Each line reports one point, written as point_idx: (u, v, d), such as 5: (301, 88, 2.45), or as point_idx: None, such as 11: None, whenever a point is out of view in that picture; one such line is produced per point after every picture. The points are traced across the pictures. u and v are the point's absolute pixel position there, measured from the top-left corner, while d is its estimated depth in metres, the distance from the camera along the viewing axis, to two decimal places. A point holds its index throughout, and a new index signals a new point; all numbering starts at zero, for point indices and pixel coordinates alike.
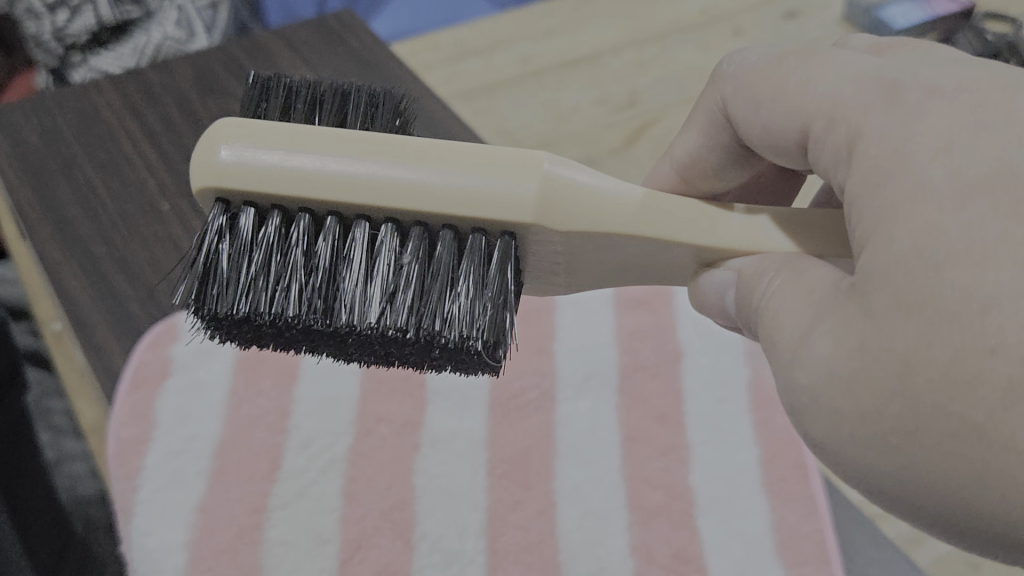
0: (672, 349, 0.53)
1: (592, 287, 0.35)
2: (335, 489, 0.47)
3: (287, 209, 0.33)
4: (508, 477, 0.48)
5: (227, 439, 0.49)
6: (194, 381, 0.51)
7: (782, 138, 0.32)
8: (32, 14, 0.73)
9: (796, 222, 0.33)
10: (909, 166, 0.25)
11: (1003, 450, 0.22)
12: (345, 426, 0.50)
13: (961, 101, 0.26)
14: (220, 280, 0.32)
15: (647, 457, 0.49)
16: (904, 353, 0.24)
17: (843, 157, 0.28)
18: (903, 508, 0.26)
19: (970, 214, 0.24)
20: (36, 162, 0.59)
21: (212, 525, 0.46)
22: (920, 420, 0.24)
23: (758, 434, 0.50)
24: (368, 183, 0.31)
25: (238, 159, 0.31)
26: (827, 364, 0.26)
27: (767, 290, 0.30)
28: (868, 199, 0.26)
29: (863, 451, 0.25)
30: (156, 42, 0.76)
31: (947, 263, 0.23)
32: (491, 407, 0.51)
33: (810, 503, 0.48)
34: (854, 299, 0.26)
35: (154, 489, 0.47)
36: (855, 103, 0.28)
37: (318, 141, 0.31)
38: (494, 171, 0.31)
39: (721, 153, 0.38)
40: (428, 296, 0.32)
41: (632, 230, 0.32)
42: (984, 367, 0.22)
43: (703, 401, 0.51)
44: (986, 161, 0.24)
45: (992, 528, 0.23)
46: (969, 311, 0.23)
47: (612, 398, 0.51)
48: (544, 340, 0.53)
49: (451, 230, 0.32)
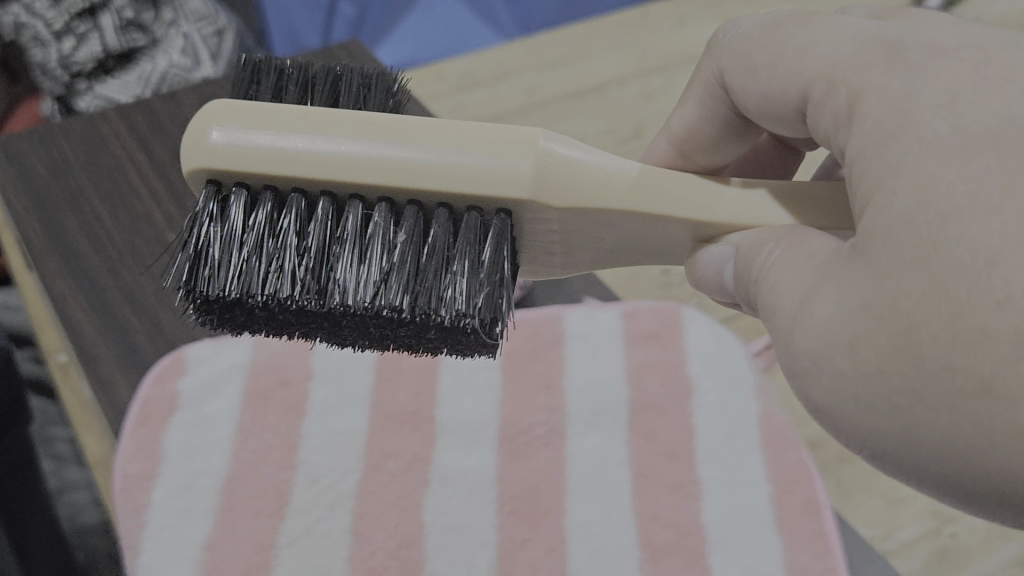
0: (683, 385, 0.53)
1: (589, 263, 0.34)
2: (343, 526, 0.47)
3: (278, 190, 0.31)
4: (517, 514, 0.48)
5: (235, 475, 0.49)
6: (201, 416, 0.51)
7: (780, 105, 0.30)
8: (38, 41, 0.74)
9: (795, 194, 0.31)
10: (911, 121, 0.24)
11: (1012, 407, 0.21)
12: (352, 462, 0.49)
13: (963, 58, 0.25)
14: (211, 263, 0.30)
15: (658, 494, 0.48)
16: (908, 310, 0.22)
17: (843, 119, 0.26)
18: (908, 473, 0.24)
19: (975, 166, 0.22)
20: (42, 191, 0.63)
21: (219, 563, 0.45)
22: (928, 379, 0.22)
23: (769, 470, 0.50)
24: (360, 161, 0.29)
25: (226, 138, 0.29)
26: (828, 326, 0.24)
27: (766, 264, 0.28)
28: (870, 157, 0.25)
29: (866, 414, 0.24)
30: (162, 69, 0.77)
31: (950, 219, 0.22)
32: (500, 442, 0.50)
33: (821, 543, 0.47)
34: (857, 258, 0.24)
35: (161, 526, 0.46)
36: (855, 64, 0.26)
37: (306, 119, 0.29)
38: (491, 146, 0.29)
39: (720, 125, 0.36)
40: (425, 275, 0.30)
41: (628, 205, 0.30)
42: (989, 322, 0.21)
43: (713, 436, 0.51)
44: (990, 116, 0.23)
45: (1004, 491, 0.22)
46: (972, 265, 0.21)
47: (622, 434, 0.51)
48: (554, 373, 0.53)
49: (447, 208, 0.30)
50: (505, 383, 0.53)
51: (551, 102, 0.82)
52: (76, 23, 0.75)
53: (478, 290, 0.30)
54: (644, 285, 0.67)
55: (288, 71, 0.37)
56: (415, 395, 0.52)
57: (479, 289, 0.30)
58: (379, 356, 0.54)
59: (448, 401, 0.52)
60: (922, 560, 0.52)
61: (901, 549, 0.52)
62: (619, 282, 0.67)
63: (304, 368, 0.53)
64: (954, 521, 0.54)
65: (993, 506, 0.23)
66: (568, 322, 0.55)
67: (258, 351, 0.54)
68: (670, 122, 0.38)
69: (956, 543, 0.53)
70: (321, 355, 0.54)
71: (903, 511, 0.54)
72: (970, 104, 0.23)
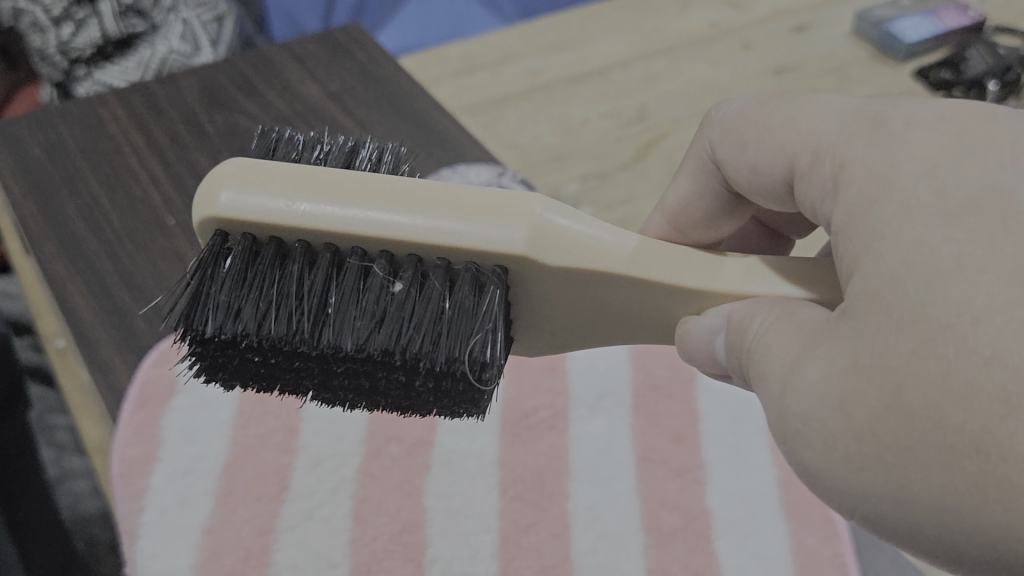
0: (688, 368, 0.52)
1: (583, 334, 0.35)
2: (345, 510, 0.46)
3: (284, 242, 0.32)
4: (520, 498, 0.47)
5: (235, 459, 0.48)
6: (200, 400, 0.51)
7: (769, 178, 0.34)
8: (37, 27, 0.75)
9: (789, 268, 0.33)
10: (896, 188, 0.26)
11: (1002, 460, 0.22)
12: (354, 446, 0.49)
13: (942, 129, 0.27)
14: (209, 304, 0.31)
15: (664, 477, 0.47)
16: (898, 371, 0.24)
17: (829, 188, 0.29)
18: (898, 539, 0.26)
19: (958, 230, 0.24)
20: (41, 177, 0.65)
21: (219, 548, 0.45)
22: (917, 437, 0.23)
23: (776, 454, 0.49)
24: (365, 223, 0.30)
25: (240, 200, 0.31)
26: (819, 386, 0.26)
27: (758, 331, 0.30)
28: (856, 225, 0.27)
29: (858, 475, 0.25)
30: (161, 56, 0.77)
31: (937, 279, 0.24)
32: (503, 426, 0.50)
33: (828, 526, 0.46)
34: (845, 327, 0.26)
35: (159, 511, 0.46)
36: (840, 136, 0.29)
37: (317, 183, 0.31)
38: (494, 214, 0.31)
39: (710, 201, 0.40)
40: (417, 322, 0.31)
41: (627, 270, 0.32)
42: (975, 379, 0.23)
43: (719, 420, 0.50)
44: (972, 182, 0.25)
45: (998, 548, 0.23)
46: (958, 324, 0.23)
47: (626, 417, 0.50)
48: (557, 356, 0.52)
49: (445, 264, 0.32)
50: (508, 367, 0.52)
51: (553, 85, 0.81)
52: (73, 9, 0.76)
53: (468, 335, 0.31)
54: None
55: (306, 142, 0.39)
56: None
57: (472, 333, 0.31)
58: None
59: None
60: None
61: None
62: None
63: None
64: None
65: (982, 565, 0.24)
66: None
67: None
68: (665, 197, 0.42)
69: None
70: None
71: None
72: (951, 170, 0.26)
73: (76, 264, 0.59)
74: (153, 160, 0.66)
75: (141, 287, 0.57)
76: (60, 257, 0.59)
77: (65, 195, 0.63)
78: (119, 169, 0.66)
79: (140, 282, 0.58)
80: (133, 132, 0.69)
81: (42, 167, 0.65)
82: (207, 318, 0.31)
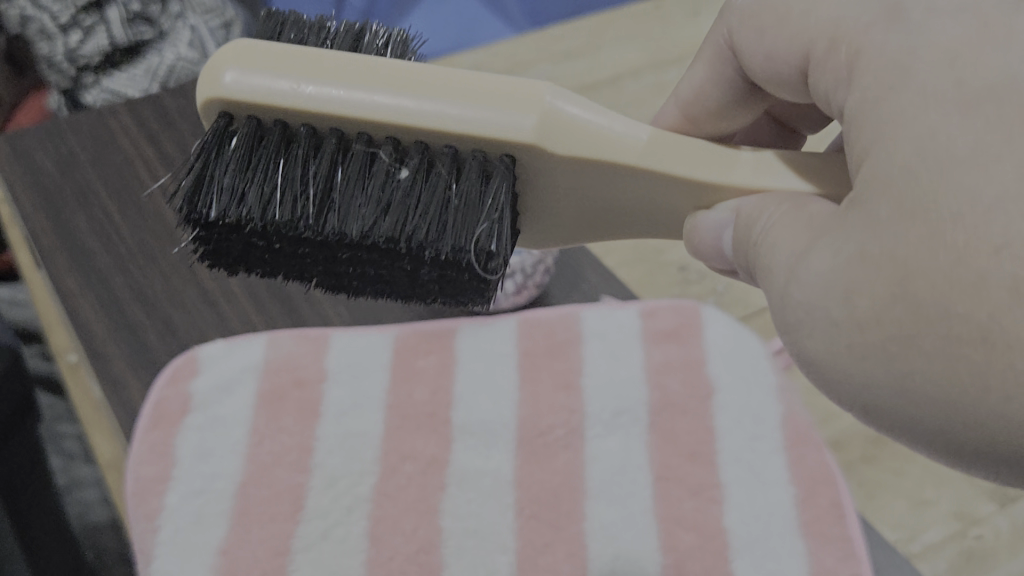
0: (705, 385, 0.51)
1: (584, 226, 0.35)
2: (362, 531, 0.46)
3: (287, 124, 0.32)
4: (537, 517, 0.47)
5: (250, 478, 0.48)
6: (214, 417, 0.50)
7: (784, 65, 0.32)
8: (45, 34, 0.74)
9: (797, 163, 0.32)
10: (913, 77, 0.25)
11: (1006, 350, 0.21)
12: (370, 463, 0.49)
13: (967, 11, 0.25)
14: (215, 189, 0.32)
15: (681, 497, 0.48)
16: (905, 258, 0.23)
17: (844, 78, 0.28)
18: (902, 430, 0.25)
19: (975, 118, 0.23)
20: (51, 189, 0.65)
21: (236, 568, 0.45)
22: (922, 326, 0.23)
23: (793, 472, 0.48)
24: (372, 108, 0.30)
25: (243, 81, 0.30)
26: (825, 276, 0.25)
27: (764, 228, 0.29)
28: (868, 116, 0.26)
29: (859, 363, 0.25)
30: (169, 63, 0.76)
31: (948, 168, 0.23)
32: (519, 444, 0.49)
33: (847, 548, 0.46)
34: (854, 216, 0.25)
35: (175, 531, 0.46)
36: (857, 23, 0.27)
37: (321, 65, 0.30)
38: (500, 102, 0.30)
39: (726, 88, 0.37)
40: (423, 208, 0.32)
41: (631, 163, 0.32)
42: (986, 267, 0.22)
43: (735, 438, 0.49)
44: (995, 69, 0.23)
45: (1002, 444, 0.23)
46: (969, 213, 0.22)
47: (642, 435, 0.50)
48: (572, 375, 0.52)
49: (451, 151, 0.32)
50: (522, 386, 0.52)
51: None
52: (82, 16, 0.74)
53: (470, 224, 0.32)
54: (661, 282, 0.65)
55: (313, 25, 0.40)
56: (431, 397, 0.51)
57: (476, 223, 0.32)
58: (394, 356, 0.52)
59: (464, 404, 0.51)
60: (948, 564, 0.51)
61: (927, 552, 0.51)
62: (635, 279, 0.65)
63: (319, 369, 0.52)
64: (981, 524, 0.53)
65: (984, 458, 0.24)
66: (585, 323, 0.53)
67: (272, 350, 0.52)
68: (680, 86, 0.39)
69: (981, 545, 0.52)
70: (334, 353, 0.53)
71: (929, 512, 0.53)
72: (971, 61, 0.24)
73: (87, 279, 0.59)
74: (163, 171, 0.66)
75: (154, 303, 0.57)
76: (71, 271, 0.59)
77: (77, 209, 0.63)
78: (129, 181, 0.65)
79: (152, 297, 0.58)
80: (142, 143, 0.69)
81: (52, 179, 0.65)
82: (213, 202, 0.31)
